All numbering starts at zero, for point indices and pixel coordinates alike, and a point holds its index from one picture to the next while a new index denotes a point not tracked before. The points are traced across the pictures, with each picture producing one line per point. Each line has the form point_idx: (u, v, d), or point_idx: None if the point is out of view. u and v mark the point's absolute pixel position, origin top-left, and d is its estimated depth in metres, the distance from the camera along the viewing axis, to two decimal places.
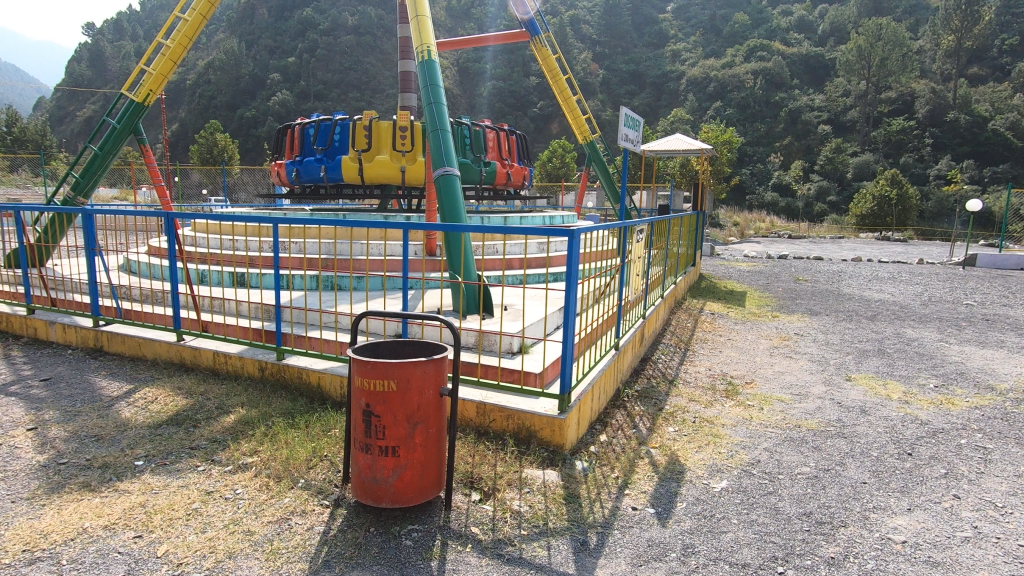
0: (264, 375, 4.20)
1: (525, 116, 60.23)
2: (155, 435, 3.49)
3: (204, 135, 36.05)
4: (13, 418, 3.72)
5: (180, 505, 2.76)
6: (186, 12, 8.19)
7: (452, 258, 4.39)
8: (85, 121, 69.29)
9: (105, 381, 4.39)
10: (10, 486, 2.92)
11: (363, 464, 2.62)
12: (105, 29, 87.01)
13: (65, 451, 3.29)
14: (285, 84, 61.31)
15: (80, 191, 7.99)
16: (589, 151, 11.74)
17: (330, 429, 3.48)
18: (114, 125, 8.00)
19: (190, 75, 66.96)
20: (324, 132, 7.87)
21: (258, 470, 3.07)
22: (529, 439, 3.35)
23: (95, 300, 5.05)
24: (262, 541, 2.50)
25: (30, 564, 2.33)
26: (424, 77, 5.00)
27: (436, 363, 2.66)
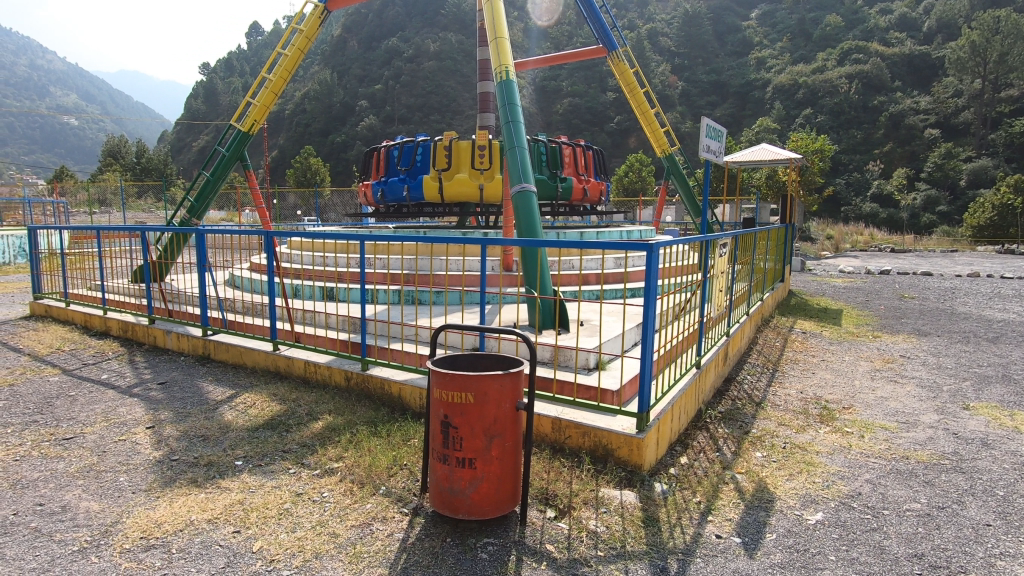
0: (349, 385, 4.42)
1: (602, 132, 60.07)
2: (253, 438, 3.75)
3: (301, 160, 38.99)
4: (135, 417, 4.15)
5: (273, 504, 2.94)
6: (287, 48, 9.00)
7: (528, 272, 4.43)
8: (200, 151, 77.16)
9: (211, 386, 4.78)
10: (131, 478, 3.25)
11: (441, 474, 2.68)
12: (218, 69, 96.78)
13: (176, 449, 3.61)
14: (372, 110, 65.09)
15: (195, 213, 8.86)
16: (668, 164, 11.47)
17: (410, 438, 3.59)
18: (224, 153, 8.85)
19: (289, 106, 72.84)
20: (407, 153, 8.24)
21: (343, 475, 3.22)
22: (605, 457, 3.28)
23: (204, 312, 5.55)
24: (346, 544, 2.61)
25: (146, 550, 2.58)
26: (503, 96, 5.11)
27: (514, 377, 2.67)
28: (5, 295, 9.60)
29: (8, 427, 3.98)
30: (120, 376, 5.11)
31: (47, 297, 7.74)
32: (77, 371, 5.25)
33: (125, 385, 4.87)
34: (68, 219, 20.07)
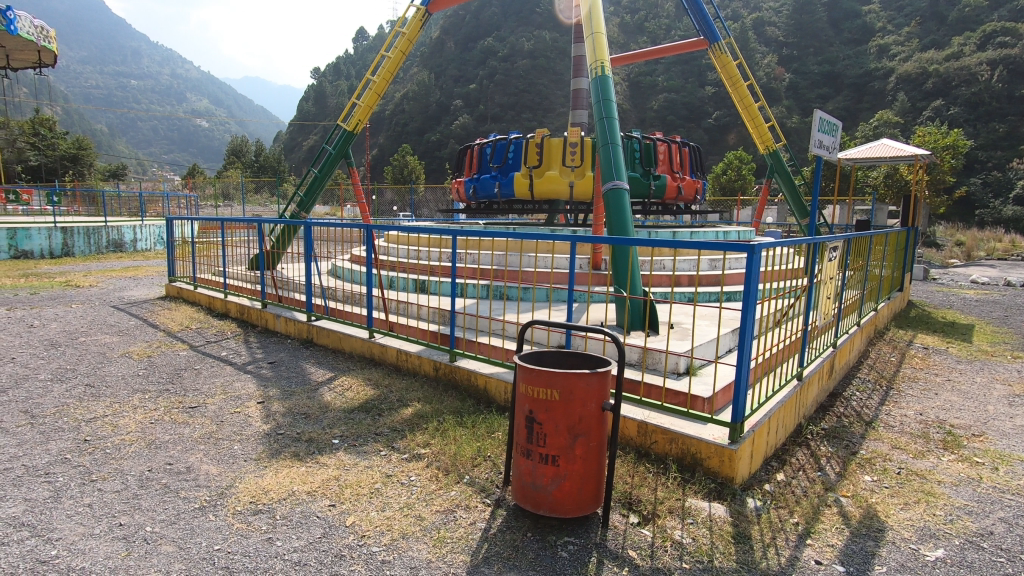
0: (437, 375, 4.57)
1: (699, 128, 57.62)
2: (349, 419, 3.99)
3: (398, 158, 40.95)
4: (248, 392, 4.56)
5: (365, 483, 3.11)
6: (390, 51, 9.46)
7: (617, 271, 4.34)
8: (310, 150, 83.34)
9: (313, 368, 5.14)
10: (244, 447, 3.57)
11: (524, 469, 2.70)
12: (328, 73, 103.83)
13: (282, 423, 3.92)
14: (466, 109, 66.93)
15: (304, 207, 9.55)
16: (772, 161, 10.77)
17: (494, 431, 3.65)
18: (330, 151, 9.44)
19: (389, 107, 76.67)
20: (500, 150, 8.35)
21: (430, 462, 3.33)
22: (692, 466, 3.14)
23: (310, 299, 5.98)
24: (431, 528, 2.70)
25: (255, 513, 2.82)
26: (596, 92, 5.04)
27: (600, 377, 2.63)
28: (148, 277, 10.93)
29: (146, 393, 4.51)
30: (236, 354, 5.62)
31: (179, 281, 8.70)
32: (200, 348, 5.84)
33: (240, 362, 5.36)
34: (198, 211, 22.45)
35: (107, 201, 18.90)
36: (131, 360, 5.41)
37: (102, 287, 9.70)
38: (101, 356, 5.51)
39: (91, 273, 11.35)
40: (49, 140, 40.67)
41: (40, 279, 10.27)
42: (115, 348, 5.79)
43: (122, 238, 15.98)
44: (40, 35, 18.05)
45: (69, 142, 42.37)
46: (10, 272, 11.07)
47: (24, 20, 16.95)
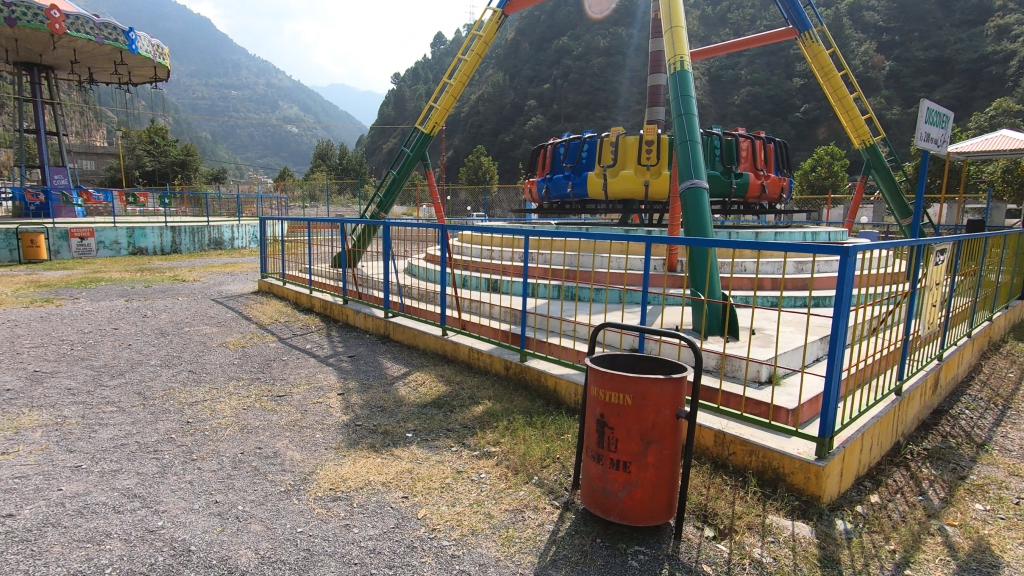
0: (508, 373, 4.60)
1: (786, 123, 54.47)
2: (422, 413, 4.10)
3: (473, 159, 41.73)
4: (329, 383, 4.81)
5: (437, 477, 3.18)
6: (467, 54, 9.65)
7: (694, 273, 4.17)
8: (389, 153, 86.69)
9: (389, 362, 5.34)
10: (325, 436, 3.76)
11: (594, 473, 2.66)
12: (407, 78, 107.48)
13: (360, 415, 4.10)
14: (540, 109, 67.06)
15: (383, 207, 9.95)
16: (868, 156, 10.02)
17: (564, 433, 3.62)
18: (408, 153, 9.76)
19: (465, 109, 78.18)
20: (573, 150, 8.29)
21: (499, 460, 3.36)
22: (774, 481, 2.96)
23: (388, 296, 6.23)
24: (499, 526, 2.72)
25: (334, 500, 2.96)
26: (675, 89, 4.87)
27: (675, 383, 2.54)
28: (244, 273, 11.81)
29: (241, 381, 4.87)
30: (319, 347, 5.94)
31: (270, 277, 9.33)
32: (288, 340, 6.22)
33: (323, 355, 5.66)
34: (288, 212, 23.95)
35: (210, 203, 20.58)
36: (227, 349, 5.85)
37: (204, 282, 10.57)
38: (202, 345, 6.01)
39: (195, 268, 12.41)
40: (162, 147, 44.80)
41: (152, 274, 11.32)
42: (214, 338, 6.29)
43: (221, 236, 17.36)
44: (157, 53, 19.98)
45: (179, 150, 46.45)
46: (129, 267, 12.32)
47: (144, 40, 18.84)
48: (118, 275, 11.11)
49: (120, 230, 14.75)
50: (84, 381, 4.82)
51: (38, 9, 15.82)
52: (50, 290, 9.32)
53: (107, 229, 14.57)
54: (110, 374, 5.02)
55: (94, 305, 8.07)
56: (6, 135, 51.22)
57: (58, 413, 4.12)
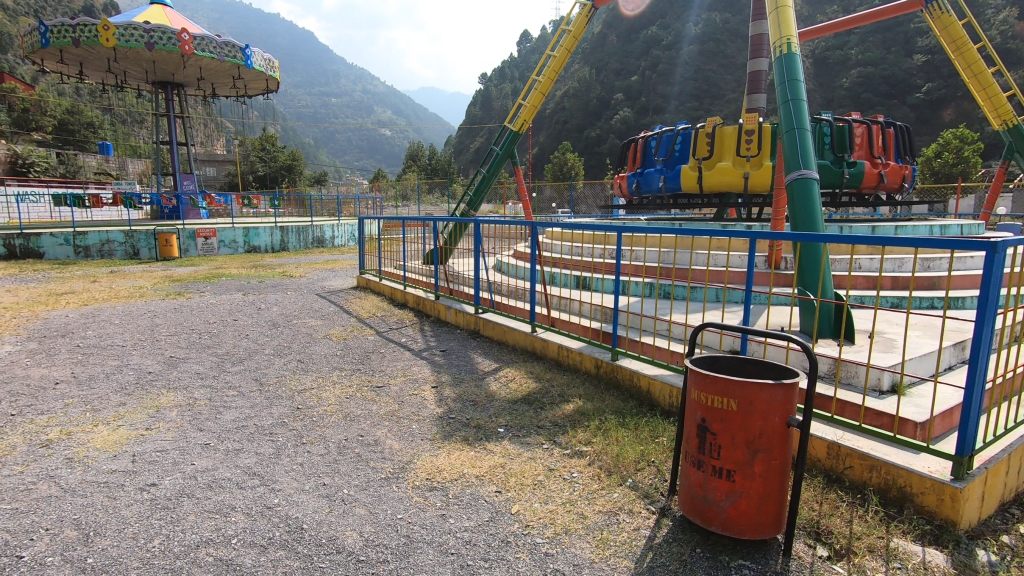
0: (599, 372, 4.52)
1: (904, 105, 49.36)
2: (513, 409, 4.14)
3: (558, 155, 41.61)
4: (424, 376, 4.99)
5: (529, 474, 3.19)
6: (556, 50, 9.62)
7: (804, 272, 3.88)
8: (476, 152, 88.57)
9: (480, 358, 5.45)
10: (421, 427, 3.89)
11: (694, 480, 2.54)
12: (494, 78, 109.21)
13: (453, 408, 4.21)
14: (628, 102, 65.54)
15: (472, 205, 10.17)
16: (1012, 139, 8.94)
17: (658, 435, 3.51)
18: (497, 151, 9.91)
19: (551, 105, 78.09)
20: (666, 143, 8.01)
21: (592, 460, 3.31)
22: (898, 500, 2.68)
23: (478, 292, 6.36)
24: (593, 527, 2.68)
25: (431, 490, 3.06)
26: (780, 73, 4.54)
27: (786, 389, 2.37)
28: (344, 269, 12.55)
29: (344, 371, 5.18)
30: (414, 341, 6.17)
31: (368, 273, 9.84)
32: (384, 334, 6.52)
33: (417, 348, 5.88)
34: (382, 211, 25.16)
35: (314, 204, 22.11)
36: (330, 341, 6.24)
37: (309, 277, 11.35)
38: (309, 337, 6.45)
39: (302, 265, 13.36)
40: (272, 153, 48.65)
41: (265, 270, 12.33)
42: (319, 330, 6.75)
43: (323, 235, 18.58)
44: (268, 66, 21.67)
45: (287, 155, 50.21)
46: (245, 264, 13.48)
47: (257, 54, 20.49)
48: (237, 271, 12.20)
49: (237, 230, 16.22)
50: (211, 367, 5.35)
51: (171, 33, 17.70)
52: (181, 284, 10.40)
53: (227, 229, 16.08)
54: (232, 361, 5.53)
55: (217, 298, 8.90)
56: (145, 147, 57.86)
57: (189, 395, 4.59)
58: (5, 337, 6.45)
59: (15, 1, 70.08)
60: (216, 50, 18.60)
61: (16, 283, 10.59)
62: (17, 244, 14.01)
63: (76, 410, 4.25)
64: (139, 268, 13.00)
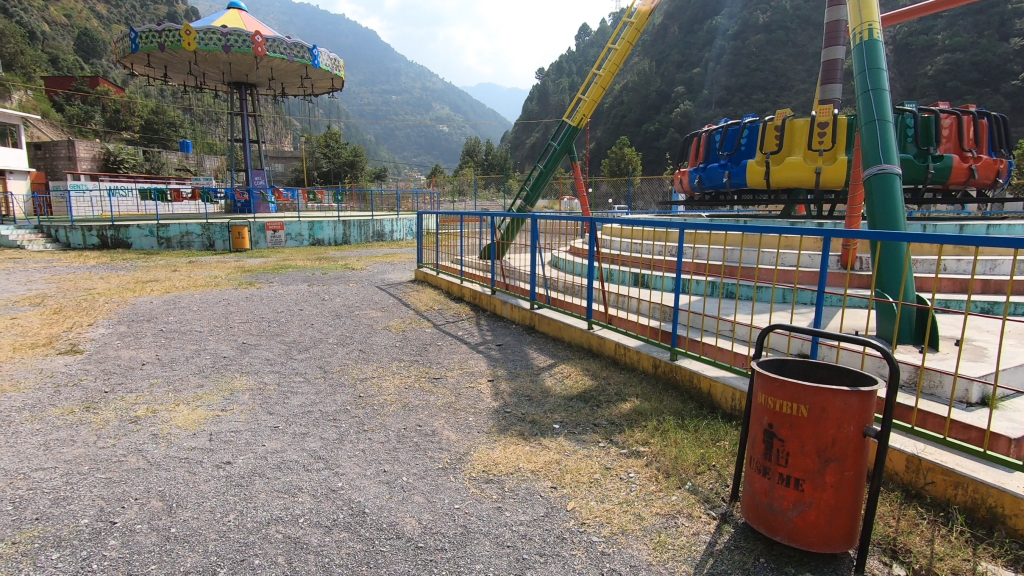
0: (657, 372, 4.43)
1: (997, 94, 45.43)
2: (569, 406, 4.12)
3: (616, 150, 40.96)
4: (480, 370, 5.05)
5: (585, 471, 3.17)
6: (617, 42, 9.47)
7: (882, 275, 3.65)
8: (533, 148, 88.48)
9: (535, 353, 5.45)
10: (477, 420, 3.94)
11: (759, 487, 2.45)
12: (552, 73, 108.65)
13: (508, 402, 4.24)
14: (689, 95, 63.66)
15: (529, 200, 10.19)
16: None
17: (720, 439, 3.40)
18: (555, 147, 9.88)
19: (609, 99, 76.96)
20: (731, 137, 7.73)
21: (649, 461, 3.25)
22: (987, 521, 2.49)
23: (534, 288, 6.36)
24: (651, 529, 2.63)
25: (487, 482, 3.10)
26: (860, 61, 4.27)
27: (863, 397, 2.24)
28: (403, 262, 12.86)
29: (403, 362, 5.32)
30: (470, 335, 6.25)
31: (426, 267, 10.05)
32: (441, 326, 6.64)
33: (473, 342, 5.95)
34: (438, 206, 25.60)
35: (374, 200, 22.79)
36: (390, 333, 6.42)
37: (369, 270, 11.70)
38: (369, 328, 6.66)
39: (363, 258, 13.78)
40: (336, 149, 50.52)
41: (328, 262, 12.81)
42: (379, 321, 6.95)
43: (383, 229, 19.11)
44: (334, 66, 22.45)
45: (349, 151, 51.93)
46: (310, 256, 14.05)
47: (324, 54, 21.28)
48: (303, 263, 12.73)
49: (303, 224, 16.93)
50: (279, 354, 5.62)
51: (246, 36, 18.68)
52: (252, 275, 10.98)
53: (294, 222, 16.81)
54: (298, 349, 5.79)
55: (284, 288, 9.35)
56: (221, 144, 61.29)
57: (260, 379, 4.85)
58: (99, 320, 7.02)
59: (109, 10, 75.65)
60: (285, 51, 19.44)
61: (108, 271, 11.48)
62: (108, 235, 15.43)
63: (161, 389, 4.58)
64: (214, 259, 13.78)
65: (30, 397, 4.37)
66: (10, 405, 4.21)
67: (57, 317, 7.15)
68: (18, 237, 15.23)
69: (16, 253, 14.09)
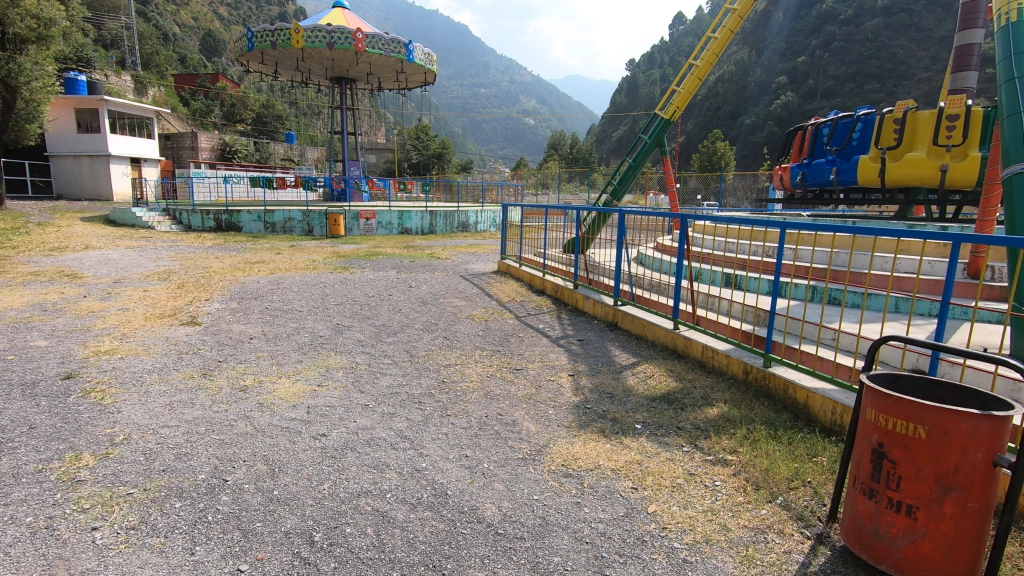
0: (747, 379, 4.21)
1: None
2: (651, 407, 4.02)
3: (707, 144, 39.25)
4: (561, 363, 5.04)
5: (668, 475, 3.09)
6: (718, 31, 9.06)
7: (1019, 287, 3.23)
8: (620, 141, 86.69)
9: (617, 350, 5.36)
10: (557, 413, 3.95)
11: (864, 509, 2.27)
12: (643, 65, 105.82)
13: (589, 398, 4.21)
14: (792, 86, 59.78)
15: (615, 194, 9.99)
16: None
17: (817, 454, 3.18)
18: (646, 140, 9.61)
19: (703, 91, 73.82)
20: (841, 130, 7.15)
21: (737, 471, 3.11)
22: None
23: (618, 284, 6.26)
24: (737, 542, 2.52)
25: (566, 476, 3.09)
26: (1004, 45, 3.76)
27: (995, 421, 1.99)
28: (486, 253, 13.11)
29: (485, 351, 5.43)
30: (551, 328, 6.26)
31: (508, 258, 10.15)
32: (523, 318, 6.69)
33: (554, 336, 5.95)
34: (522, 198, 25.82)
35: (460, 191, 23.33)
36: (472, 322, 6.56)
37: (454, 260, 11.99)
38: (453, 316, 6.86)
39: (448, 248, 14.20)
40: (426, 142, 52.38)
41: (416, 251, 13.31)
42: (462, 310, 7.12)
43: (468, 220, 19.53)
44: (428, 60, 23.09)
45: (438, 144, 53.59)
46: (399, 244, 14.62)
47: (419, 49, 21.94)
48: (392, 250, 13.30)
49: (393, 213, 17.68)
50: (370, 336, 5.90)
51: (348, 33, 19.68)
52: (346, 260, 11.62)
53: (385, 211, 17.60)
54: (387, 332, 6.06)
55: (375, 274, 9.83)
56: (322, 137, 65.20)
57: (352, 359, 5.14)
58: (215, 295, 7.72)
59: (230, 12, 82.48)
60: (383, 47, 20.23)
61: (222, 252, 12.58)
62: (223, 219, 16.93)
63: (266, 362, 4.97)
64: (313, 244, 14.72)
65: (158, 362, 4.90)
66: (142, 367, 4.74)
67: (180, 291, 7.94)
68: (149, 218, 17.05)
69: (147, 233, 15.80)
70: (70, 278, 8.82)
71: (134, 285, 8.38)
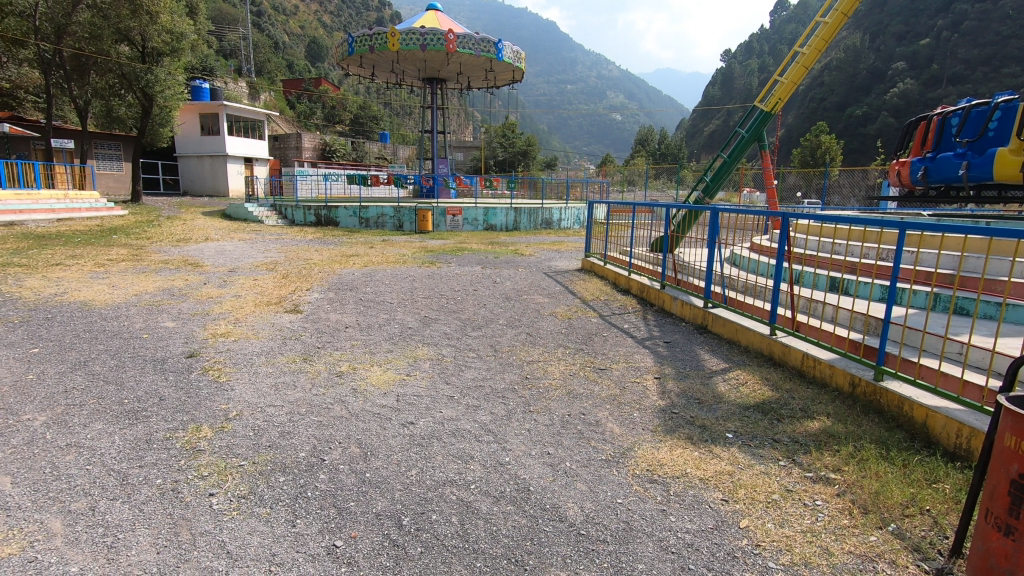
0: (855, 392, 3.87)
1: None
2: (744, 415, 3.81)
3: (810, 138, 36.67)
4: (646, 365, 4.90)
5: (762, 490, 2.91)
6: (828, 15, 8.41)
7: None
8: (712, 136, 82.90)
9: (706, 355, 5.13)
10: (642, 417, 3.85)
11: (997, 547, 2.02)
12: (740, 55, 100.59)
13: (676, 403, 4.05)
14: (912, 72, 54.36)
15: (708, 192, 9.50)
16: None
17: (937, 481, 2.87)
18: (743, 134, 9.07)
19: (806, 81, 68.95)
20: (975, 120, 6.37)
21: (842, 492, 2.86)
22: None
23: (709, 286, 5.97)
24: (842, 569, 2.32)
25: (651, 482, 3.00)
26: None
27: None
28: (569, 250, 13.03)
29: (568, 349, 5.40)
30: (637, 328, 6.10)
31: (593, 256, 10.01)
32: (607, 317, 6.59)
33: (639, 336, 5.80)
34: (606, 195, 25.45)
35: (545, 188, 23.37)
36: (555, 319, 6.55)
37: (537, 256, 12.01)
38: (537, 312, 6.88)
39: (531, 244, 14.31)
40: (512, 139, 53.03)
41: (501, 247, 13.52)
42: (546, 307, 7.13)
43: (551, 217, 19.53)
44: (517, 58, 23.24)
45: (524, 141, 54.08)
46: (484, 240, 14.89)
47: (509, 48, 22.18)
48: (477, 246, 13.55)
49: (479, 210, 18.04)
50: (456, 330, 6.05)
51: (440, 35, 20.25)
52: (434, 254, 12.02)
53: (471, 208, 18.01)
54: (472, 326, 6.19)
55: (461, 269, 10.09)
56: (413, 136, 67.78)
57: (439, 351, 5.30)
58: (315, 286, 8.25)
59: (332, 20, 87.80)
60: (473, 46, 20.56)
61: (321, 245, 13.46)
62: (323, 214, 18.10)
63: (360, 350, 5.25)
64: (403, 238, 15.42)
65: (265, 345, 5.31)
66: (252, 350, 5.16)
67: (285, 281, 8.57)
68: (259, 213, 18.53)
69: (258, 226, 17.24)
70: (193, 266, 9.78)
71: (246, 274, 9.15)
